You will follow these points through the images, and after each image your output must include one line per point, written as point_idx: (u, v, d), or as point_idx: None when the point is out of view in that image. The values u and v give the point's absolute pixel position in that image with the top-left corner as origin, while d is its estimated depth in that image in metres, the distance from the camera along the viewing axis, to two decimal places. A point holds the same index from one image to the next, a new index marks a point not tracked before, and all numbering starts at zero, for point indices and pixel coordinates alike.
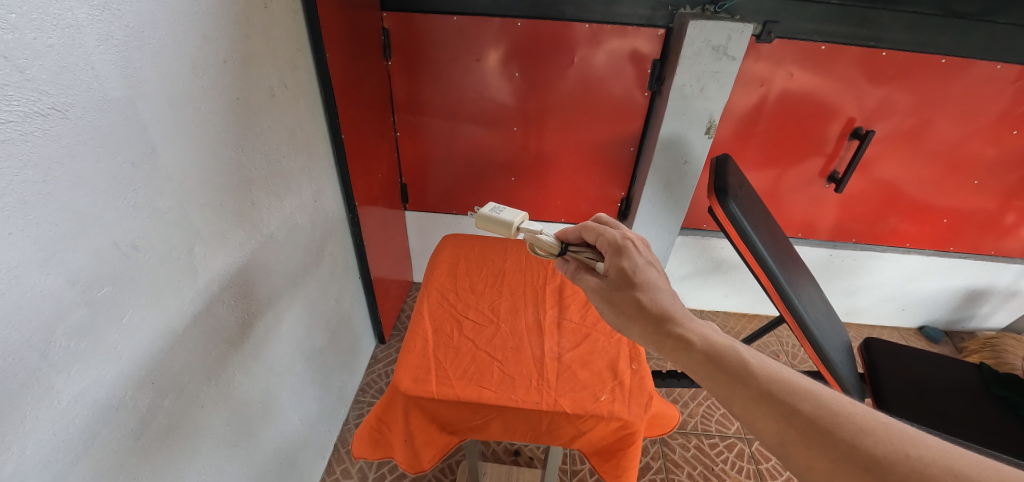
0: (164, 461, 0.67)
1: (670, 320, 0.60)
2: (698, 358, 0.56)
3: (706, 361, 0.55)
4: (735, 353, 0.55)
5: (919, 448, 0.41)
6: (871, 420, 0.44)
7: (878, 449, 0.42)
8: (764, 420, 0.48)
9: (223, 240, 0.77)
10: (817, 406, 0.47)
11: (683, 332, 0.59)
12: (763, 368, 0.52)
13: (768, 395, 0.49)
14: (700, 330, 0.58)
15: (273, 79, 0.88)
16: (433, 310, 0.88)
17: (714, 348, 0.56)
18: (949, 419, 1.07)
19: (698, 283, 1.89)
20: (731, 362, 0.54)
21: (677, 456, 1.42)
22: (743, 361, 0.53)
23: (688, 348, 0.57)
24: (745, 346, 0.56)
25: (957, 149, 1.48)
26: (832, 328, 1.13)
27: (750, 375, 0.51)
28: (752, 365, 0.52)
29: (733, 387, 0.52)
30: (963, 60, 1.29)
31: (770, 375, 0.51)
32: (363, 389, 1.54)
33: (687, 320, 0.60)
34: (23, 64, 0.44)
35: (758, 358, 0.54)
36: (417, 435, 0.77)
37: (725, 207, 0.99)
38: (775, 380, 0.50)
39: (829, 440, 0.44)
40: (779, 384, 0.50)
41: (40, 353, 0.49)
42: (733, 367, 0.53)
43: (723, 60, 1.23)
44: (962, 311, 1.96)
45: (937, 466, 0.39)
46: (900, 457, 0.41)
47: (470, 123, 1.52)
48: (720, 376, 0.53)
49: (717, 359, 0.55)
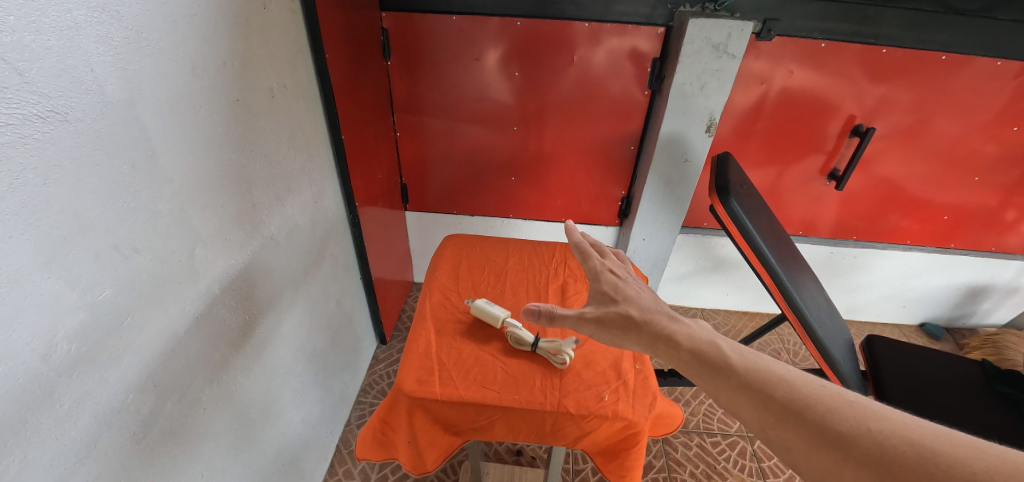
0: (166, 463, 0.67)
1: (656, 323, 0.61)
2: (685, 357, 0.56)
3: (692, 359, 0.55)
4: (718, 348, 0.54)
5: (880, 421, 0.41)
6: (838, 399, 0.44)
7: (844, 427, 0.42)
8: (744, 409, 0.48)
9: (224, 242, 0.77)
10: (789, 390, 0.47)
11: (669, 332, 0.59)
12: (742, 360, 0.52)
13: (746, 384, 0.49)
14: (685, 330, 0.59)
15: (272, 80, 0.87)
16: (436, 311, 0.87)
17: (699, 345, 0.56)
18: (952, 416, 1.07)
19: (699, 281, 1.89)
20: (713, 356, 0.54)
21: (679, 455, 1.42)
22: (724, 354, 0.53)
23: (675, 347, 0.57)
24: (730, 341, 0.56)
25: (957, 146, 1.48)
26: (831, 322, 1.13)
27: (729, 367, 0.51)
28: (731, 358, 0.52)
29: (716, 380, 0.52)
30: (964, 56, 1.29)
31: (747, 365, 0.51)
32: (365, 390, 1.54)
33: (674, 323, 0.61)
34: (21, 66, 0.43)
35: (738, 351, 0.54)
36: (421, 435, 0.77)
37: (727, 206, 0.98)
38: (752, 369, 0.50)
39: (800, 421, 0.44)
40: (755, 372, 0.49)
41: (42, 358, 0.48)
42: (715, 361, 0.53)
43: (723, 58, 1.22)
44: (963, 307, 1.96)
45: (896, 437, 0.39)
46: (863, 431, 0.41)
47: (470, 122, 1.51)
48: (704, 372, 0.53)
49: (701, 356, 0.55)
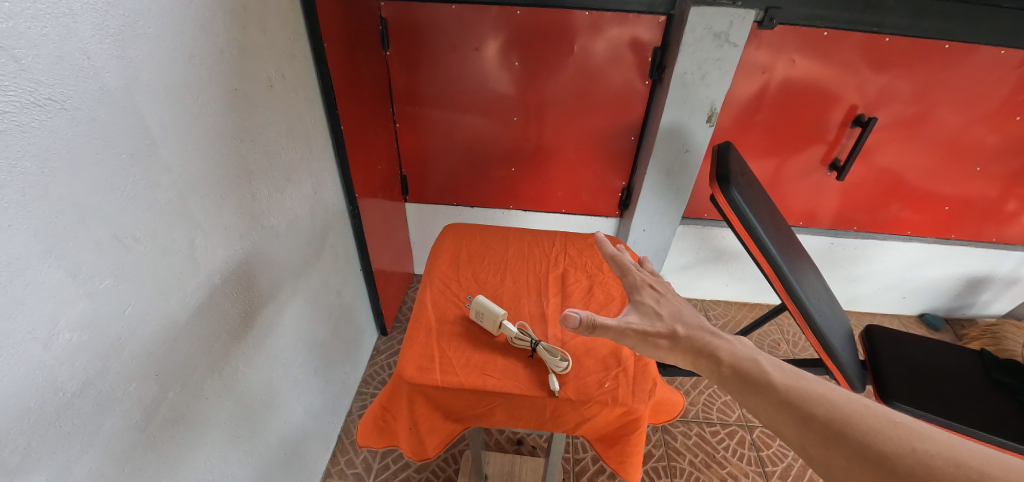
0: (168, 452, 0.67)
1: (698, 337, 0.62)
2: (726, 373, 0.57)
3: (733, 375, 0.56)
4: (759, 366, 0.55)
5: (926, 443, 0.40)
6: (882, 419, 0.44)
7: (886, 446, 0.42)
8: (785, 427, 0.49)
9: (224, 232, 0.77)
10: (831, 409, 0.47)
11: (711, 348, 0.60)
12: (784, 379, 0.52)
13: (787, 402, 0.50)
14: (726, 345, 0.60)
15: (270, 70, 0.87)
16: (436, 299, 0.88)
17: (740, 362, 0.57)
18: (950, 404, 1.07)
19: (700, 272, 1.90)
20: (753, 373, 0.55)
21: (678, 444, 1.43)
22: (766, 372, 0.54)
23: (716, 363, 0.58)
24: (772, 359, 0.57)
25: (959, 136, 1.47)
26: (831, 311, 1.13)
27: (770, 384, 0.52)
28: (773, 376, 0.53)
29: (757, 397, 0.52)
30: (968, 45, 1.28)
31: (790, 384, 0.52)
32: (366, 381, 1.54)
33: (715, 338, 0.62)
34: (18, 54, 0.43)
35: (780, 369, 0.54)
36: (422, 422, 0.77)
37: (728, 195, 0.98)
38: (793, 387, 0.51)
39: (841, 440, 0.44)
40: (798, 391, 0.50)
41: (43, 346, 0.49)
42: (756, 378, 0.54)
43: (725, 47, 1.21)
44: (963, 298, 1.96)
45: (940, 458, 0.39)
46: (906, 451, 0.40)
47: (470, 113, 1.50)
48: (744, 389, 0.54)
49: (742, 372, 0.56)
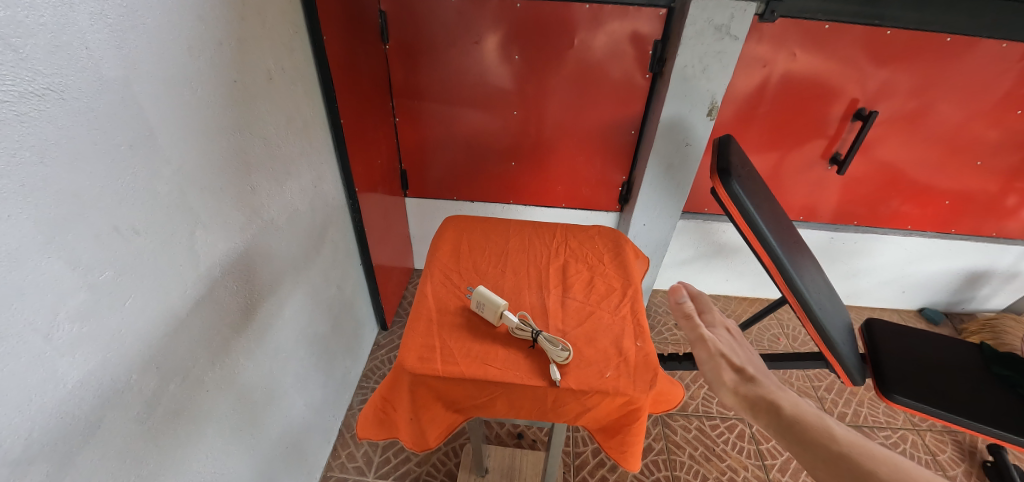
0: (169, 444, 0.67)
1: (764, 386, 0.66)
2: (790, 425, 0.60)
3: (798, 428, 0.59)
4: (822, 423, 0.59)
5: None
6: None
7: None
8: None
9: (224, 225, 0.76)
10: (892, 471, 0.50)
11: (777, 398, 0.63)
12: (846, 438, 0.56)
13: (849, 459, 0.53)
14: (791, 399, 0.63)
15: (269, 62, 0.86)
16: (436, 291, 0.87)
17: (806, 417, 0.60)
18: (949, 397, 1.08)
19: (700, 267, 1.90)
20: (817, 429, 0.58)
21: (678, 438, 1.43)
22: (828, 430, 0.58)
23: (781, 415, 0.62)
24: (834, 420, 0.60)
25: (959, 130, 1.47)
26: (831, 304, 1.13)
27: (832, 441, 0.56)
28: (836, 434, 0.57)
29: (819, 451, 0.56)
30: (970, 38, 1.27)
31: (851, 442, 0.55)
32: (366, 375, 1.55)
33: (781, 392, 0.65)
34: (16, 43, 0.43)
35: (842, 429, 0.58)
36: (423, 413, 0.77)
37: (728, 188, 0.98)
38: (854, 446, 0.54)
39: None
40: (861, 451, 0.54)
41: (44, 336, 0.49)
42: (819, 434, 0.57)
43: (726, 39, 1.20)
44: (962, 293, 1.97)
45: None
46: None
47: (470, 107, 1.50)
48: (807, 443, 0.57)
49: (807, 427, 0.59)
